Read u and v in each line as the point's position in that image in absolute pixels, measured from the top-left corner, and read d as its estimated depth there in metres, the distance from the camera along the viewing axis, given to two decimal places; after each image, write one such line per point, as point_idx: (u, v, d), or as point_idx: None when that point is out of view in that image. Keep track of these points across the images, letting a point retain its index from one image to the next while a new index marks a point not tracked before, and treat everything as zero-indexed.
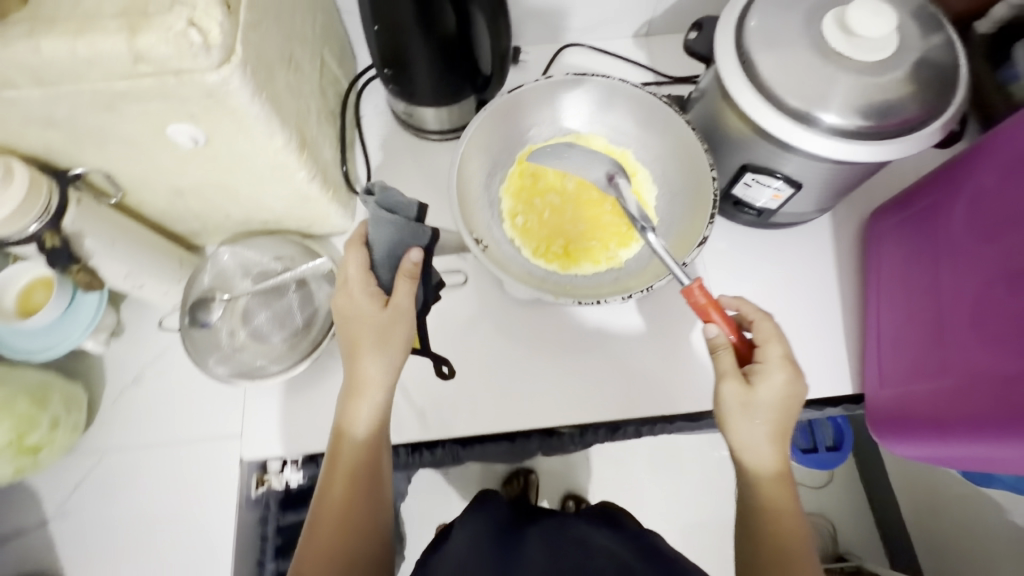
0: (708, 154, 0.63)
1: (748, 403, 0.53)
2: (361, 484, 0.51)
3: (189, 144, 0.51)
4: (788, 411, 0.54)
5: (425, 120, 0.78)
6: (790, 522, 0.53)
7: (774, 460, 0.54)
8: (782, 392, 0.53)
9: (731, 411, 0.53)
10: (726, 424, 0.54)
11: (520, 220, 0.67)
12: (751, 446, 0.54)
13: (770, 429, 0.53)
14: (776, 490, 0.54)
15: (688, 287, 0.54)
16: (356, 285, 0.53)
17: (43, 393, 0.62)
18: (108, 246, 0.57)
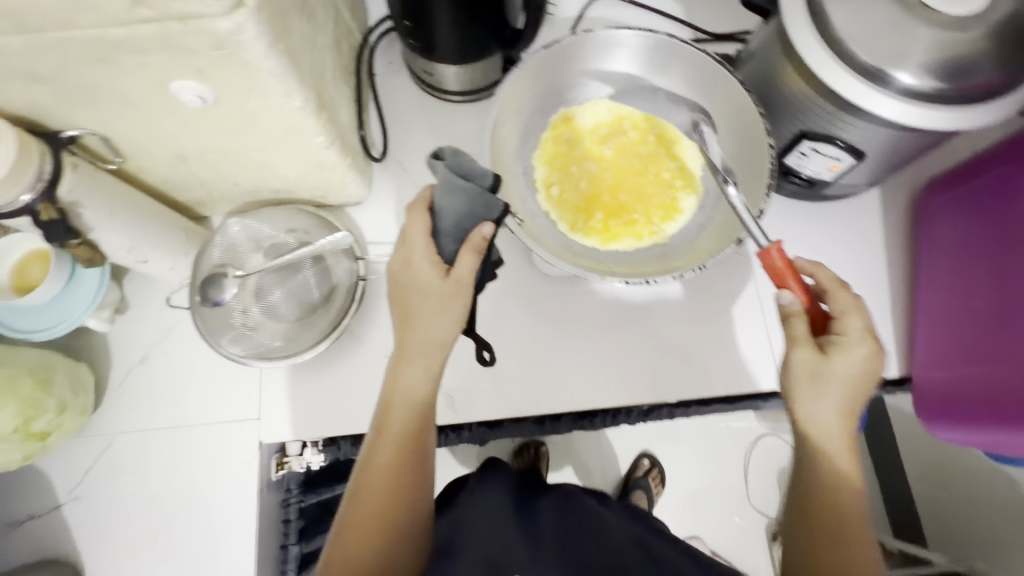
0: (762, 116, 0.57)
1: (818, 377, 0.49)
2: (410, 455, 0.48)
3: (196, 103, 0.46)
4: (862, 385, 0.50)
5: (445, 80, 0.72)
6: (850, 497, 0.50)
7: (840, 433, 0.50)
8: (856, 368, 0.49)
9: (799, 384, 0.50)
10: (790, 394, 0.51)
11: (556, 190, 0.63)
12: (817, 422, 0.50)
13: (840, 404, 0.49)
14: (841, 465, 0.50)
15: (767, 250, 0.48)
16: (418, 249, 0.47)
17: (47, 375, 0.58)
18: (109, 217, 0.52)
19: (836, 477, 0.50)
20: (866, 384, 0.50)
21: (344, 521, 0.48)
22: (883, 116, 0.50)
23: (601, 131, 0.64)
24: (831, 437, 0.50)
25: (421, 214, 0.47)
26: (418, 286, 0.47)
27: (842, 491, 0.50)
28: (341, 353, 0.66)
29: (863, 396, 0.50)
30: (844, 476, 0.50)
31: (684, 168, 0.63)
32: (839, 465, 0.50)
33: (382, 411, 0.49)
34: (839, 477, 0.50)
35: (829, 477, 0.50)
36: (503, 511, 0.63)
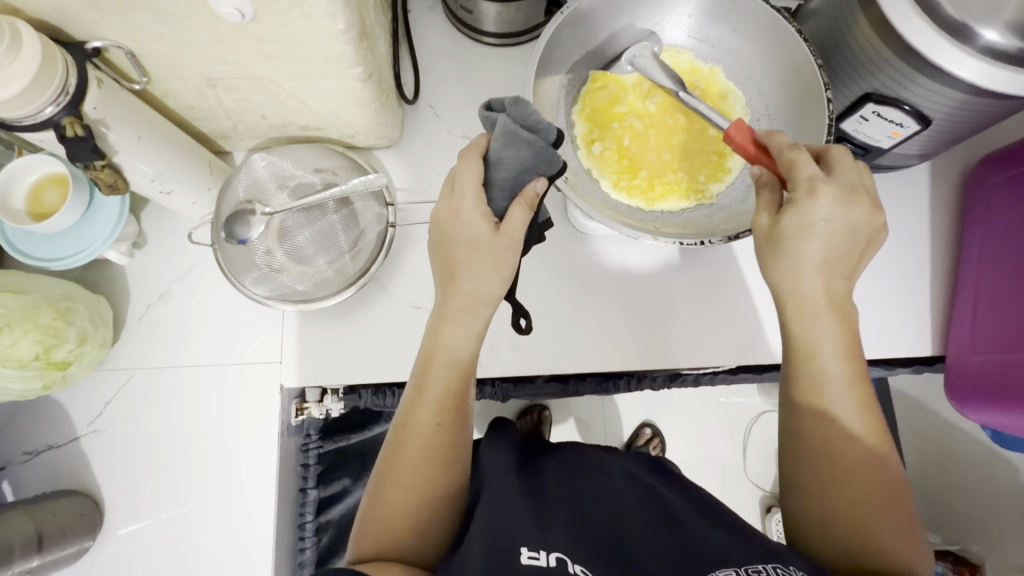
0: (823, 71, 0.53)
1: (773, 240, 0.45)
2: (459, 419, 0.48)
3: (234, 19, 0.42)
4: (837, 239, 0.44)
5: (485, 20, 0.67)
6: (829, 367, 0.46)
7: (816, 297, 0.46)
8: (816, 222, 0.44)
9: (761, 252, 0.47)
10: (763, 269, 0.47)
11: (598, 147, 0.59)
12: (784, 291, 0.46)
13: (814, 265, 0.45)
14: (819, 333, 0.46)
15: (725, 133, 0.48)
16: (467, 198, 0.44)
17: (67, 305, 0.56)
18: (134, 140, 0.50)
19: (811, 346, 0.47)
20: (846, 237, 0.44)
21: (382, 479, 0.47)
22: (961, 77, 0.47)
23: (645, 84, 0.60)
24: (804, 302, 0.46)
25: (474, 162, 0.44)
26: (465, 239, 0.45)
27: (819, 361, 0.46)
28: (366, 301, 0.64)
29: (842, 252, 0.45)
30: (820, 346, 0.46)
31: None
32: (813, 335, 0.46)
33: (421, 367, 0.48)
34: (815, 343, 0.46)
35: (803, 348, 0.47)
36: (501, 478, 0.54)
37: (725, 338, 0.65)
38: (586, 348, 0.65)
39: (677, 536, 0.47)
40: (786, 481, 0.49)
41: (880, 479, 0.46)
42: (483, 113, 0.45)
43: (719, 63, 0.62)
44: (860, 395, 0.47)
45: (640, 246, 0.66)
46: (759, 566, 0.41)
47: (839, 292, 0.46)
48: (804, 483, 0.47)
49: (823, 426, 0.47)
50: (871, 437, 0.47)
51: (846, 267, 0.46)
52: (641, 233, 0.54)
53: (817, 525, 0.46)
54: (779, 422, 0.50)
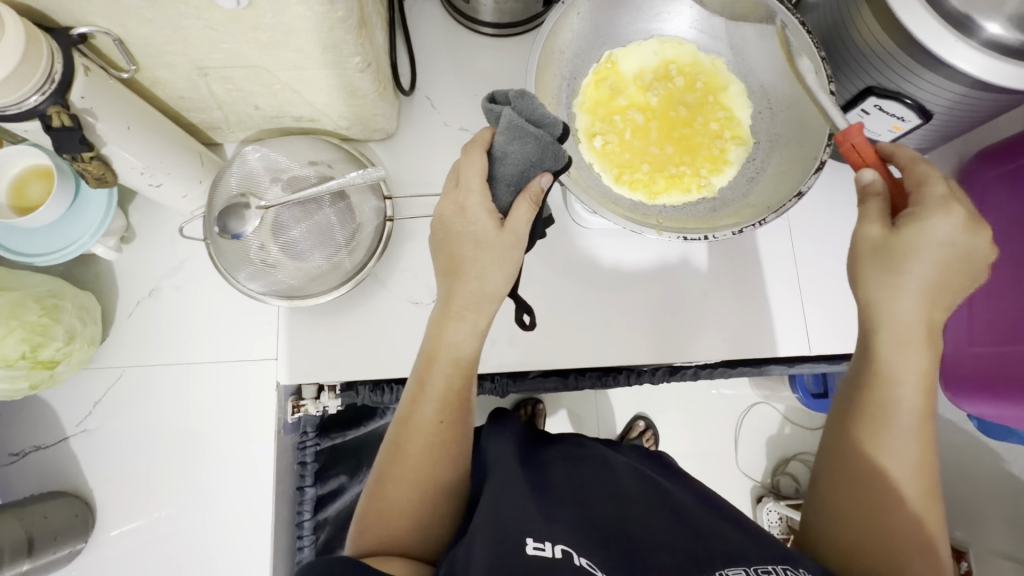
0: (826, 62, 0.53)
1: (883, 250, 0.44)
2: (454, 411, 0.47)
3: (229, 5, 0.40)
4: (945, 264, 0.44)
5: (482, 10, 0.66)
6: (905, 395, 0.46)
7: (909, 321, 0.45)
8: (938, 242, 0.43)
9: (866, 261, 0.46)
10: (855, 275, 0.47)
11: (600, 141, 0.59)
12: (882, 306, 0.46)
13: (914, 287, 0.45)
14: (903, 358, 0.46)
15: (844, 133, 0.46)
16: (473, 193, 0.43)
17: (54, 302, 0.55)
18: (123, 131, 0.48)
19: (892, 373, 0.46)
20: (957, 267, 0.44)
21: (384, 474, 0.46)
22: (966, 71, 0.47)
23: (646, 77, 0.60)
24: (896, 323, 0.46)
25: (479, 155, 0.43)
26: (471, 235, 0.44)
27: (898, 386, 0.46)
28: (363, 296, 0.63)
29: (947, 281, 0.45)
30: (902, 374, 0.46)
31: (733, 119, 0.59)
32: (897, 359, 0.46)
33: (424, 363, 0.47)
34: (896, 369, 0.46)
35: (885, 369, 0.47)
36: (500, 468, 0.53)
37: (723, 332, 0.65)
38: (586, 343, 0.65)
39: (692, 531, 0.47)
40: (824, 500, 0.49)
41: (925, 519, 0.46)
42: (486, 105, 0.44)
43: (720, 56, 0.61)
44: (925, 432, 0.47)
45: (632, 242, 0.66)
46: (771, 567, 0.42)
47: (933, 324, 0.46)
48: (846, 505, 0.47)
49: (883, 452, 0.46)
50: (924, 474, 0.46)
51: (946, 300, 0.45)
52: (645, 228, 0.53)
53: (845, 546, 0.46)
54: (834, 438, 0.50)
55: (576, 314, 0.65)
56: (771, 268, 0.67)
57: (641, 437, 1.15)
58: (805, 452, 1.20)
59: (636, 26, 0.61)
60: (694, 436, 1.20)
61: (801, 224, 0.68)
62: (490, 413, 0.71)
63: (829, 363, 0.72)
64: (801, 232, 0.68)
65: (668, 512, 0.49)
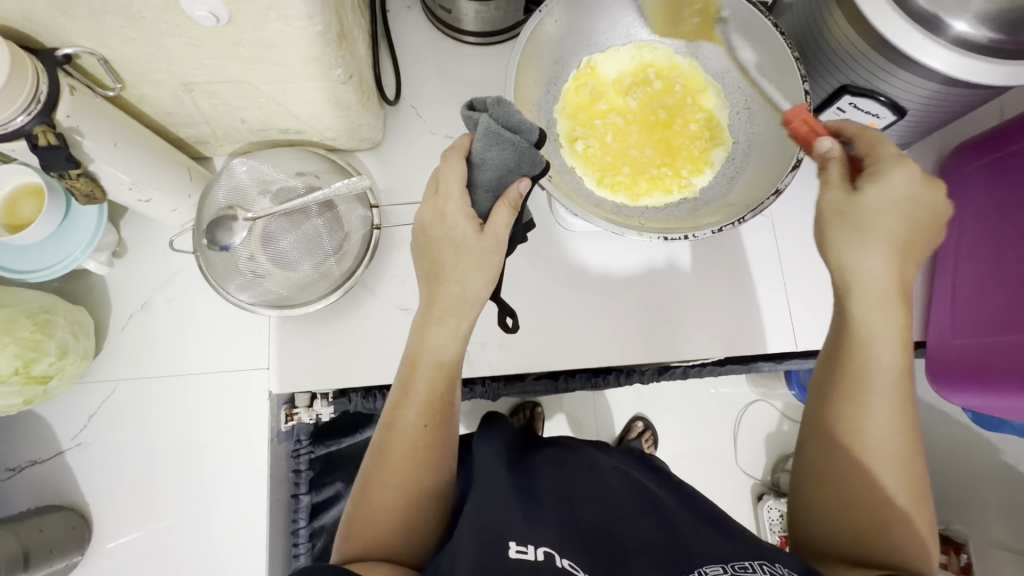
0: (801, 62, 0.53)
1: (849, 212, 0.45)
2: (438, 411, 0.47)
3: (209, 21, 0.41)
4: (907, 214, 0.45)
5: (464, 19, 0.67)
6: (882, 355, 0.46)
7: (880, 276, 0.46)
8: (897, 196, 0.45)
9: (833, 224, 0.46)
10: (825, 238, 0.47)
11: (581, 145, 0.59)
12: (854, 264, 0.46)
13: (882, 243, 0.45)
14: (879, 317, 0.46)
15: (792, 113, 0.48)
16: (452, 200, 0.44)
17: (46, 317, 0.55)
18: (110, 148, 0.49)
19: (867, 334, 0.46)
20: (918, 218, 0.45)
21: (370, 478, 0.47)
22: (934, 68, 0.47)
23: (625, 81, 0.62)
24: (869, 281, 0.46)
25: (457, 163, 0.44)
26: (452, 241, 0.45)
27: (876, 346, 0.46)
28: (352, 304, 0.63)
29: (912, 234, 0.46)
30: (876, 333, 0.46)
31: (712, 120, 0.60)
32: (872, 318, 0.46)
33: (408, 368, 0.47)
34: (871, 329, 0.46)
35: (860, 331, 0.47)
36: (488, 472, 0.55)
37: (710, 330, 0.66)
38: (575, 344, 0.65)
39: (674, 530, 0.48)
40: (809, 469, 0.49)
41: (911, 478, 0.46)
42: (465, 112, 0.44)
43: (697, 59, 0.62)
44: (903, 393, 0.47)
45: (619, 247, 0.67)
46: (747, 563, 0.43)
47: (905, 277, 0.46)
48: (831, 471, 0.47)
49: (865, 415, 0.46)
50: (904, 435, 0.46)
51: (915, 252, 0.46)
52: (627, 230, 0.54)
53: (830, 513, 0.47)
54: (815, 406, 0.50)
55: (564, 316, 0.66)
56: (757, 268, 0.68)
57: (640, 438, 1.14)
58: None
59: (615, 32, 0.62)
60: (691, 435, 1.20)
61: (785, 221, 0.69)
62: (485, 416, 0.71)
63: (818, 359, 0.72)
64: (785, 229, 0.69)
65: (657, 516, 0.50)
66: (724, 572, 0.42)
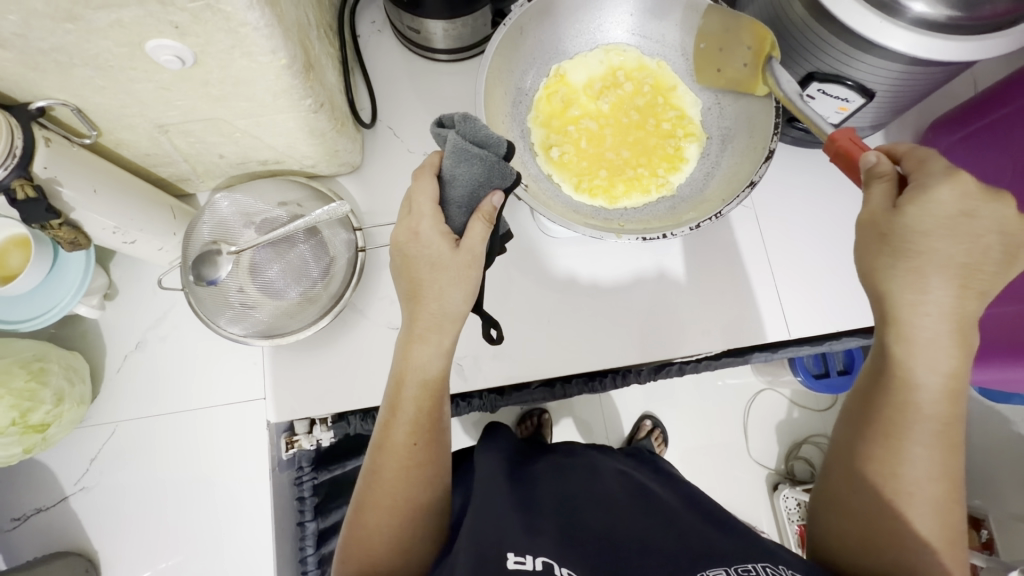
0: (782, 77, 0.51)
1: (889, 234, 0.41)
2: (425, 435, 0.47)
3: (175, 64, 0.42)
4: (967, 239, 0.40)
5: (433, 39, 0.67)
6: (927, 398, 0.43)
7: (937, 314, 0.41)
8: (951, 214, 0.39)
9: (872, 249, 0.42)
10: (865, 262, 0.43)
11: (557, 152, 0.60)
12: (903, 301, 0.41)
13: (939, 278, 0.40)
14: (926, 360, 0.42)
15: (836, 133, 0.44)
16: (425, 218, 0.45)
17: (40, 366, 0.56)
18: (90, 194, 0.50)
19: (912, 374, 0.43)
20: (984, 245, 0.40)
21: (363, 501, 0.47)
22: (897, 50, 0.48)
23: (595, 86, 0.62)
24: (920, 322, 0.42)
25: (428, 181, 0.45)
26: (427, 259, 0.45)
27: (921, 388, 0.43)
28: (344, 327, 0.64)
29: (977, 264, 0.40)
30: (923, 374, 0.43)
31: (684, 117, 0.61)
32: (920, 362, 0.42)
33: (394, 389, 0.48)
34: (916, 371, 0.43)
35: (904, 372, 0.43)
36: (489, 485, 0.55)
37: (703, 325, 0.66)
38: (568, 350, 0.65)
39: (677, 535, 0.48)
40: (835, 501, 0.48)
41: (947, 520, 0.44)
42: (433, 130, 0.45)
43: (665, 58, 0.63)
44: (945, 435, 0.44)
45: (603, 252, 0.67)
46: (750, 565, 0.43)
47: (966, 316, 0.42)
48: (858, 508, 0.46)
49: (901, 457, 0.44)
50: (944, 478, 0.44)
51: (983, 285, 0.41)
52: (605, 233, 0.54)
53: (853, 547, 0.45)
54: (846, 438, 0.48)
55: (555, 323, 0.66)
56: (745, 260, 0.68)
57: (649, 436, 1.13)
58: (815, 435, 1.20)
59: (581, 39, 0.63)
60: (700, 430, 1.20)
61: (768, 211, 0.69)
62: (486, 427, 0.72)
63: (812, 346, 0.71)
64: (769, 220, 0.69)
65: (662, 524, 0.49)
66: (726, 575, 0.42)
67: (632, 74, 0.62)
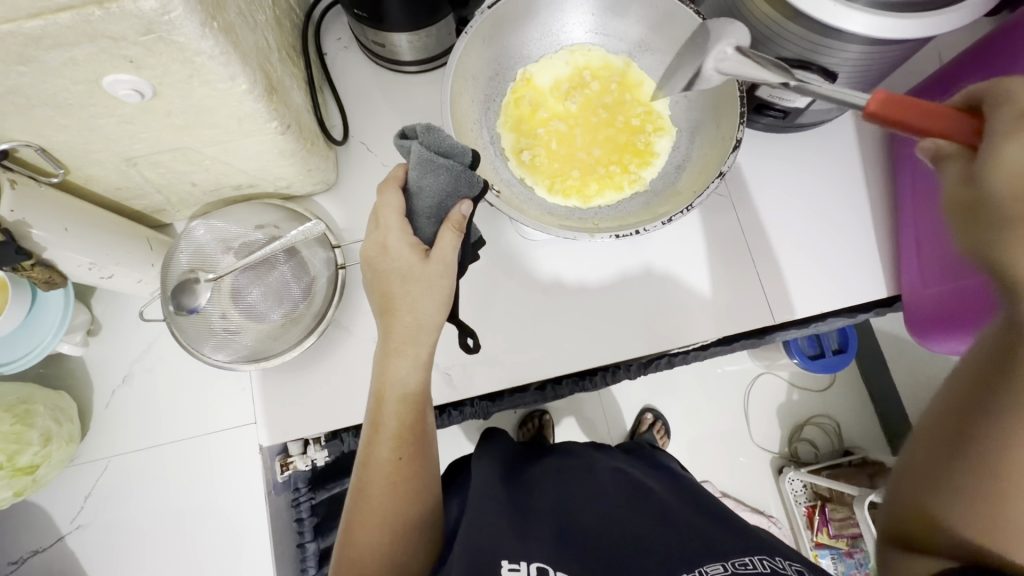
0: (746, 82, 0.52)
1: (976, 207, 0.33)
2: (410, 447, 0.47)
3: (134, 98, 0.42)
4: None
5: (399, 51, 0.67)
6: None
7: None
8: None
9: (964, 229, 0.35)
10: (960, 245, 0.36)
11: (528, 155, 0.60)
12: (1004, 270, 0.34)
13: None
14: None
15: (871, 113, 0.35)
16: (393, 231, 0.45)
17: (25, 408, 0.56)
18: (62, 233, 0.50)
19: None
20: None
21: (352, 519, 0.47)
22: (851, 32, 0.48)
23: (562, 87, 0.62)
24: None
25: (394, 194, 0.45)
26: (398, 272, 0.45)
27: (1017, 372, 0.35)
28: (330, 345, 0.64)
29: None
30: None
31: (652, 112, 0.61)
32: None
33: (374, 405, 0.48)
34: None
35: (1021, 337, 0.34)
36: (487, 489, 0.55)
37: (689, 316, 0.66)
38: (556, 351, 0.65)
39: (680, 534, 0.47)
40: (918, 477, 0.41)
41: None
42: (397, 142, 0.45)
43: (629, 55, 0.64)
44: None
45: (580, 252, 0.67)
46: (747, 559, 0.43)
47: None
48: (946, 486, 0.39)
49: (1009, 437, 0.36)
50: None
51: None
52: (578, 234, 0.54)
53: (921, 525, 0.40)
54: (951, 405, 0.40)
55: (540, 325, 0.66)
56: (725, 248, 0.68)
57: (651, 429, 1.13)
58: (816, 415, 1.20)
59: (545, 42, 0.64)
60: (702, 419, 1.20)
61: (744, 198, 0.69)
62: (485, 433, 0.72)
63: (800, 329, 0.70)
64: (746, 207, 0.69)
65: (657, 522, 0.49)
66: (724, 571, 0.41)
67: (598, 72, 0.63)
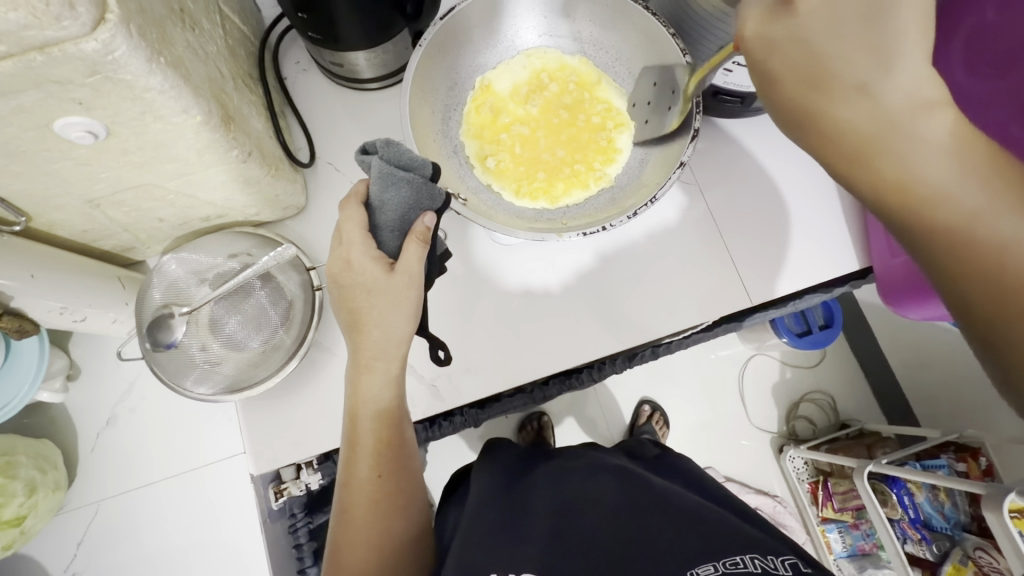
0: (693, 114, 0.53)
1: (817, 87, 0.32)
2: (392, 463, 0.48)
3: (88, 139, 0.42)
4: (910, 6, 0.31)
5: (358, 69, 0.67)
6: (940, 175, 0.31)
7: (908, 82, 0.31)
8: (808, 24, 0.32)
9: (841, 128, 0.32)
10: None
11: (492, 161, 0.61)
12: (836, 54, 0.32)
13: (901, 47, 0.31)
14: (900, 77, 0.31)
15: None
16: (356, 246, 0.45)
17: (6, 459, 0.56)
18: (29, 279, 0.49)
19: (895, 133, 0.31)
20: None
21: (339, 541, 0.47)
22: None
23: (521, 91, 0.63)
24: (892, 66, 0.31)
25: (356, 209, 0.46)
26: (362, 286, 0.45)
27: (915, 120, 0.31)
28: (313, 368, 0.63)
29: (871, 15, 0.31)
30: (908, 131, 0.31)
31: (612, 109, 0.62)
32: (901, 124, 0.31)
33: (351, 424, 0.48)
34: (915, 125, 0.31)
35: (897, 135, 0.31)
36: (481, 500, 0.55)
37: (667, 306, 0.67)
38: (539, 352, 0.66)
39: (671, 530, 0.48)
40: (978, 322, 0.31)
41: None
42: (357, 158, 0.45)
43: (584, 55, 0.65)
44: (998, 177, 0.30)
45: (555, 253, 0.68)
46: (738, 558, 0.43)
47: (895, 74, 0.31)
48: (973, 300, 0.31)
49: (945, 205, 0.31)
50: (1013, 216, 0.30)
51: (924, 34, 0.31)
52: (547, 235, 0.54)
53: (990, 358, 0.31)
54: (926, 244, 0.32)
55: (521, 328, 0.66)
56: (697, 236, 0.69)
57: (650, 421, 1.13)
58: (810, 392, 1.21)
59: (500, 49, 0.64)
60: (697, 405, 1.20)
61: (711, 184, 0.70)
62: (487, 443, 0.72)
63: (778, 308, 0.71)
64: (714, 193, 0.70)
65: (651, 519, 0.49)
66: (715, 571, 0.42)
67: (556, 72, 0.63)
